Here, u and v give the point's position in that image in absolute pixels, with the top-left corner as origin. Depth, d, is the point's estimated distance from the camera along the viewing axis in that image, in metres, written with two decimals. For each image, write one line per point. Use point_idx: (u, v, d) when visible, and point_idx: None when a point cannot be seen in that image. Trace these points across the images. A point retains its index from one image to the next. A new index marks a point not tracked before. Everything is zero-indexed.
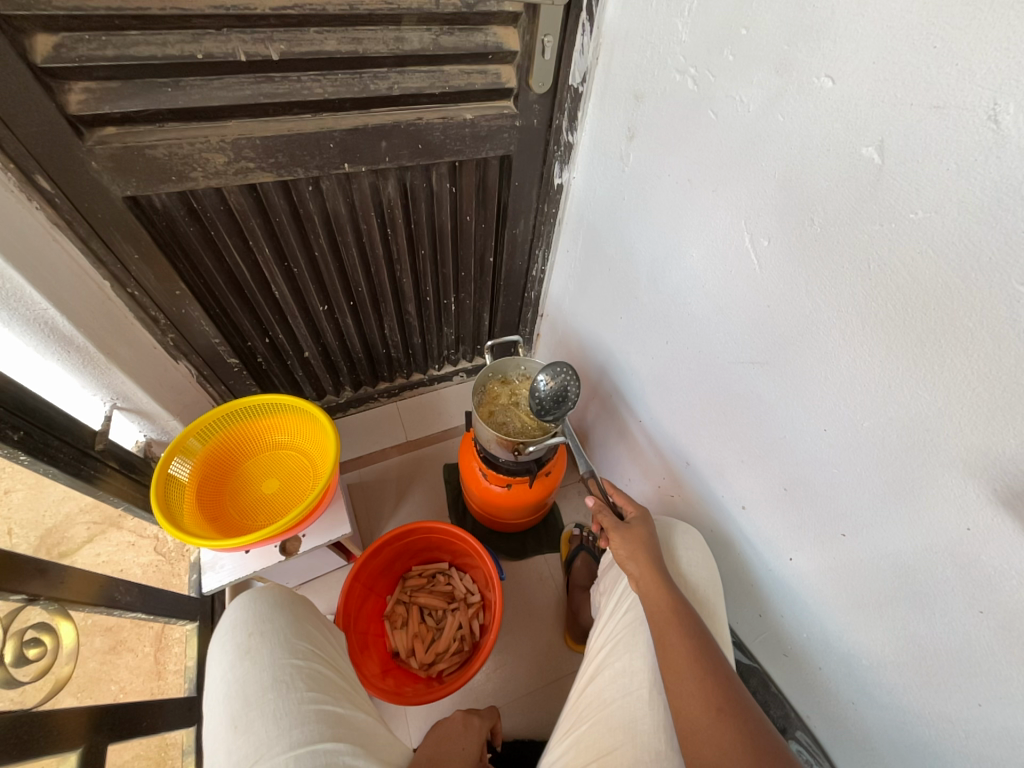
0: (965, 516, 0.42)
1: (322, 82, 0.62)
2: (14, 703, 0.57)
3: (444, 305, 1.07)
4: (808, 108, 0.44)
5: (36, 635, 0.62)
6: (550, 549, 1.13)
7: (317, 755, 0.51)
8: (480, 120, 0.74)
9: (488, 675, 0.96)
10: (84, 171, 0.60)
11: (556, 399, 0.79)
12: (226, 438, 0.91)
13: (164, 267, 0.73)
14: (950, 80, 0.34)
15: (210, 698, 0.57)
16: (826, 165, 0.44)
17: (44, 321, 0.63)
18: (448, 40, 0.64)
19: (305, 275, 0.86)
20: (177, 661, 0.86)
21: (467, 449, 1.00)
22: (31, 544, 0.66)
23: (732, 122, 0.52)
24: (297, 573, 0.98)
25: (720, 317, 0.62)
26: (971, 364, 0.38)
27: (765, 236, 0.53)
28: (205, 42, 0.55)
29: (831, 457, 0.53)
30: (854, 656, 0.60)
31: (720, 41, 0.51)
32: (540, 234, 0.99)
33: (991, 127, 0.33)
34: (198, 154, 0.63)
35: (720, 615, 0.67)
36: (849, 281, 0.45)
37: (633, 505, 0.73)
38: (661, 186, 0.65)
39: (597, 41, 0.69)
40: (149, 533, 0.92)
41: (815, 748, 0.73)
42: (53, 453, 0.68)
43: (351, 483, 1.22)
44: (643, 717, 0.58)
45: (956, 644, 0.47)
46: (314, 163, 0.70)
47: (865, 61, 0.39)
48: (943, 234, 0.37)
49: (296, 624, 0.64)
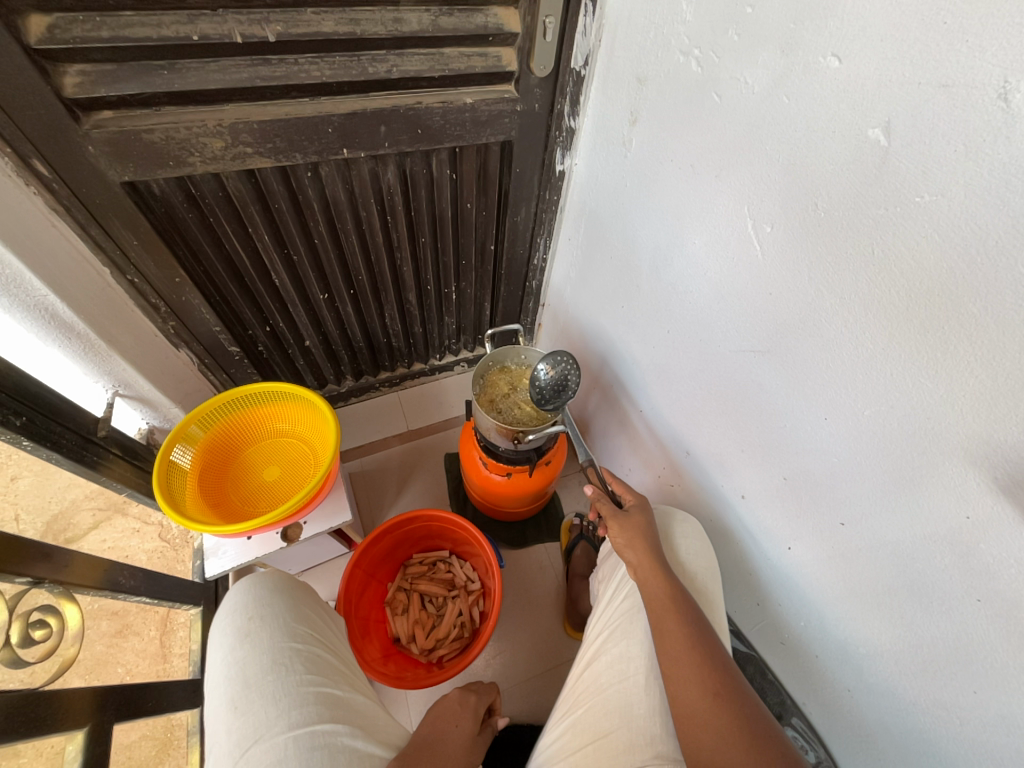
0: (965, 505, 0.42)
1: (320, 65, 0.62)
2: (22, 683, 0.58)
3: (444, 293, 1.06)
4: (814, 89, 0.43)
5: (42, 617, 0.63)
6: (550, 538, 1.13)
7: (316, 735, 0.52)
8: (480, 105, 0.73)
9: (488, 661, 0.98)
10: (82, 155, 0.60)
11: (556, 388, 0.79)
12: (227, 425, 0.91)
13: (163, 255, 0.73)
14: (959, 58, 0.33)
15: (211, 680, 0.58)
16: (832, 148, 0.43)
17: (45, 308, 0.64)
18: (447, 21, 0.63)
19: (305, 262, 0.85)
20: (182, 644, 0.87)
21: (467, 439, 1.00)
22: (38, 530, 0.67)
23: (736, 104, 0.51)
24: (298, 560, 0.99)
25: (721, 305, 0.61)
26: (975, 351, 0.38)
27: (768, 222, 0.52)
28: (201, 24, 0.54)
29: (832, 445, 0.52)
30: (852, 645, 0.60)
31: (725, 20, 0.49)
32: (541, 221, 0.98)
33: (1002, 106, 0.32)
34: (196, 139, 0.62)
35: (717, 602, 0.67)
36: (852, 268, 0.45)
37: (632, 493, 0.73)
38: (664, 173, 0.65)
39: (600, 22, 0.67)
40: (155, 520, 0.92)
41: (811, 735, 0.73)
42: (56, 439, 0.69)
43: (352, 472, 1.22)
44: (640, 701, 0.59)
45: (955, 633, 0.47)
46: (313, 149, 0.69)
47: (872, 40, 0.38)
48: (949, 218, 0.36)
49: (296, 608, 0.64)
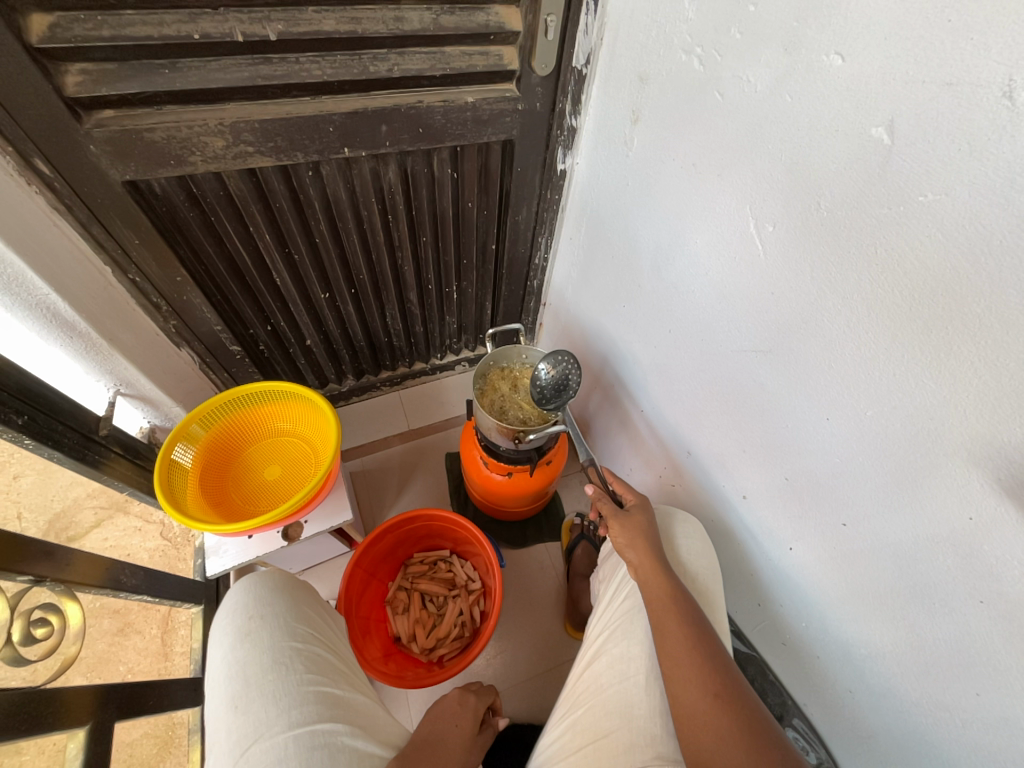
0: (967, 506, 0.42)
1: (321, 64, 0.61)
2: (24, 681, 0.59)
3: (445, 293, 1.06)
4: (817, 87, 0.43)
5: (44, 615, 0.63)
6: (550, 538, 1.14)
7: (316, 734, 0.52)
8: (481, 103, 0.73)
9: (488, 660, 0.98)
10: (83, 154, 0.60)
11: (557, 388, 0.78)
12: (228, 424, 0.92)
13: (165, 254, 0.73)
14: (963, 56, 0.33)
15: (211, 679, 0.58)
16: (834, 146, 0.43)
17: (46, 307, 0.64)
18: (449, 19, 0.63)
19: (306, 261, 0.85)
20: (183, 643, 0.88)
21: (468, 438, 1.00)
22: (41, 528, 0.67)
23: (738, 103, 0.51)
24: (299, 559, 1.00)
25: (723, 304, 0.61)
26: (978, 351, 0.37)
27: (770, 221, 0.52)
28: (202, 23, 0.54)
29: (834, 445, 0.52)
30: (853, 646, 0.60)
31: (728, 18, 0.49)
32: (542, 221, 0.98)
33: (1006, 104, 0.31)
34: (197, 138, 0.62)
35: (718, 603, 0.67)
36: (854, 268, 0.45)
37: (633, 493, 0.72)
38: (666, 172, 0.64)
39: (601, 20, 0.67)
40: (156, 518, 0.92)
41: (812, 736, 0.73)
42: (57, 438, 0.69)
43: (353, 471, 1.23)
44: (640, 702, 0.59)
45: (957, 635, 0.47)
46: (314, 148, 0.69)
47: (875, 38, 0.37)
48: (953, 217, 0.36)
49: (296, 607, 0.64)
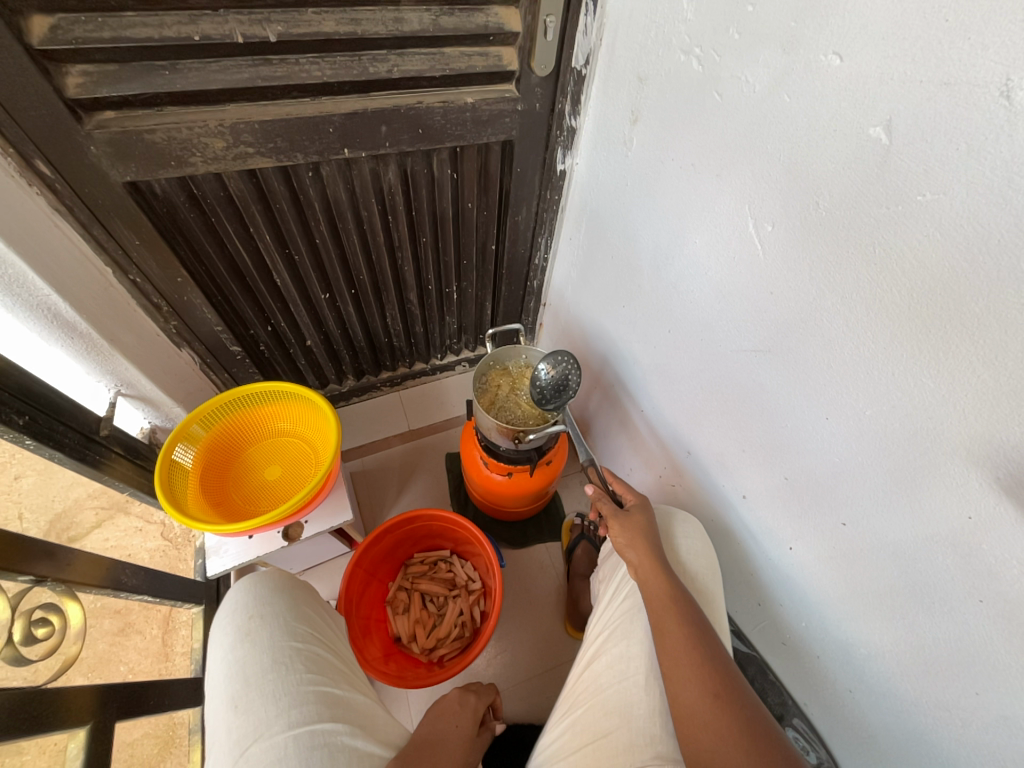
0: (967, 505, 0.42)
1: (321, 65, 0.62)
2: (24, 681, 0.59)
3: (445, 293, 1.06)
4: (816, 87, 0.43)
5: (45, 615, 0.64)
6: (550, 538, 1.14)
7: (316, 734, 0.52)
8: (480, 104, 0.73)
9: (488, 660, 0.98)
10: (84, 156, 0.60)
11: (556, 388, 0.79)
12: (228, 424, 0.92)
13: (165, 254, 0.73)
14: (961, 56, 0.33)
15: (211, 679, 0.58)
16: (833, 146, 0.43)
17: (47, 307, 0.64)
18: (448, 20, 0.63)
19: (306, 262, 0.85)
20: (184, 643, 0.88)
21: (468, 438, 1.00)
22: (42, 528, 0.67)
23: (737, 103, 0.51)
24: (300, 559, 1.00)
25: (722, 304, 0.61)
26: (977, 351, 0.37)
27: (769, 221, 0.52)
28: (202, 24, 0.54)
29: (834, 445, 0.52)
30: (853, 646, 0.60)
31: (726, 18, 0.49)
32: (542, 221, 0.98)
33: (1003, 104, 0.31)
34: (197, 139, 0.62)
35: (718, 603, 0.67)
36: (853, 267, 0.45)
37: (633, 493, 0.72)
38: (665, 172, 0.64)
39: (600, 21, 0.67)
40: (157, 519, 0.93)
41: (812, 735, 0.73)
42: (58, 438, 0.69)
43: (353, 471, 1.23)
44: (639, 702, 0.59)
45: (957, 634, 0.47)
46: (314, 149, 0.69)
47: (873, 38, 0.37)
48: (951, 216, 0.36)
49: (296, 607, 0.64)
